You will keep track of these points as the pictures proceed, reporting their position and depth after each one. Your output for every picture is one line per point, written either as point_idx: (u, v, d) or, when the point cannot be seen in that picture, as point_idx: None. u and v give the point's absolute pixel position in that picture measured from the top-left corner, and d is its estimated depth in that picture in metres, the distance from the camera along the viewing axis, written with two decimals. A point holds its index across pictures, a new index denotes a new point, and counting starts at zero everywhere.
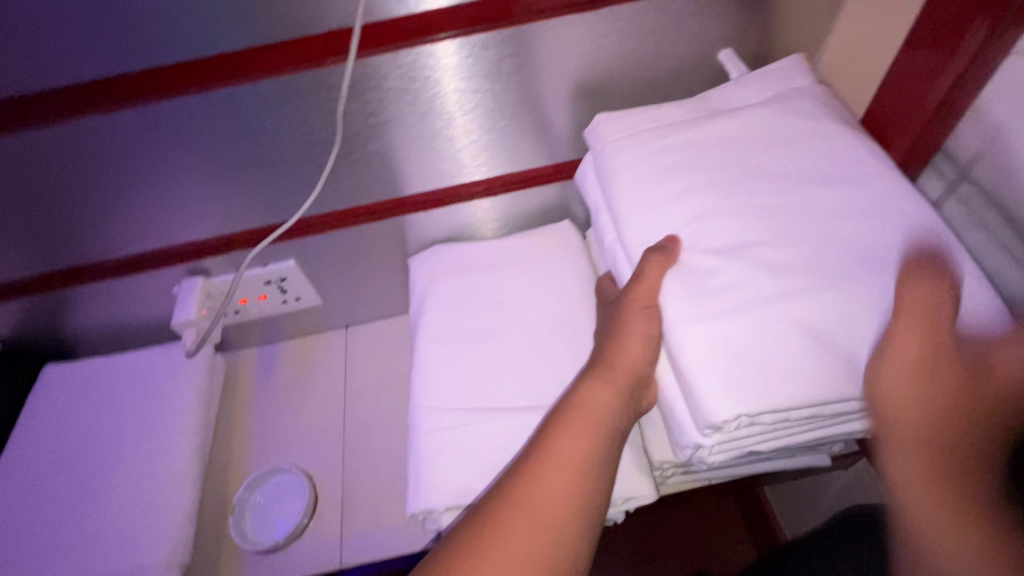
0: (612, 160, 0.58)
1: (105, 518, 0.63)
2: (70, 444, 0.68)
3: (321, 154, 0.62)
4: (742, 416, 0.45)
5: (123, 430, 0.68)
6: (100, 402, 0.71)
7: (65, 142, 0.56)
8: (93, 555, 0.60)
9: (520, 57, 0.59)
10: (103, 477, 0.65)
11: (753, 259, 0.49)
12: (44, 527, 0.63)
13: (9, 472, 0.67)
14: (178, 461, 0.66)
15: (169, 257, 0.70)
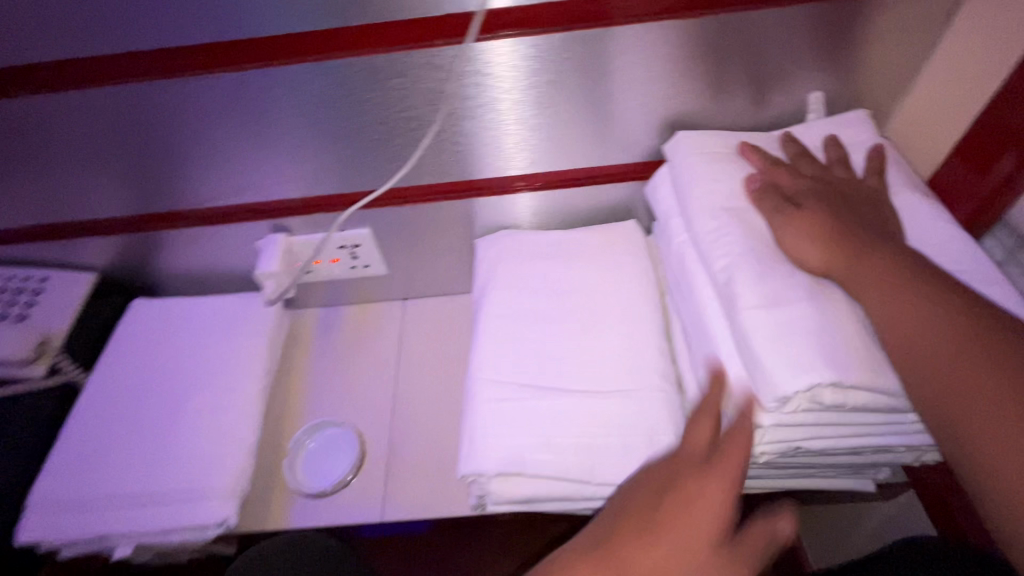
0: (693, 162, 0.59)
1: (177, 441, 0.67)
2: (152, 370, 0.74)
3: (414, 129, 0.66)
4: (809, 388, 0.45)
5: (200, 366, 0.74)
6: (180, 337, 0.77)
7: (192, 92, 0.61)
8: (165, 474, 0.65)
9: (618, 55, 0.61)
10: (178, 405, 0.70)
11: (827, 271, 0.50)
12: (122, 441, 0.68)
13: (94, 389, 0.72)
14: (247, 400, 0.71)
15: (259, 212, 0.75)
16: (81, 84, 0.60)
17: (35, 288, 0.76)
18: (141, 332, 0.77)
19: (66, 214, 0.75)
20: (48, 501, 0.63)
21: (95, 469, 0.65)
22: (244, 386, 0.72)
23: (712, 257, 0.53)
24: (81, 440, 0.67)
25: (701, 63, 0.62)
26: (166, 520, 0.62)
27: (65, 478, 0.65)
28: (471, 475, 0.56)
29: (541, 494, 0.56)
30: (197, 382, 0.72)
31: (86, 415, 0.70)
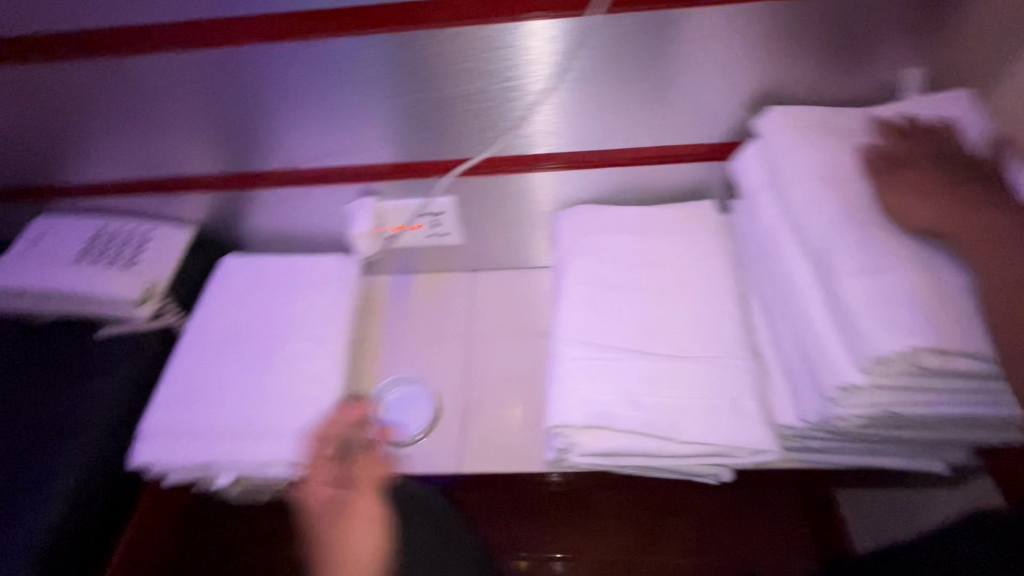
0: (783, 142, 0.61)
1: (272, 383, 0.72)
2: (245, 320, 0.78)
3: (515, 100, 0.70)
4: (909, 350, 0.47)
5: (290, 317, 0.77)
6: (270, 291, 0.80)
7: (314, 55, 0.66)
8: (266, 410, 0.70)
9: (716, 35, 0.64)
10: (272, 351, 0.75)
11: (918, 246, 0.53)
12: (220, 381, 0.72)
13: (194, 336, 0.76)
14: (334, 349, 0.75)
15: (352, 175, 0.79)
16: (214, 45, 0.65)
17: (142, 238, 0.81)
18: (232, 284, 0.81)
19: (176, 170, 0.81)
20: (161, 428, 0.69)
21: (202, 403, 0.70)
22: (333, 337, 0.76)
23: (806, 227, 0.56)
24: (186, 377, 0.73)
25: (794, 44, 0.64)
26: (266, 452, 0.67)
27: (175, 409, 0.70)
28: (560, 426, 0.59)
29: (627, 450, 0.59)
30: (288, 332, 0.76)
31: (190, 355, 0.75)
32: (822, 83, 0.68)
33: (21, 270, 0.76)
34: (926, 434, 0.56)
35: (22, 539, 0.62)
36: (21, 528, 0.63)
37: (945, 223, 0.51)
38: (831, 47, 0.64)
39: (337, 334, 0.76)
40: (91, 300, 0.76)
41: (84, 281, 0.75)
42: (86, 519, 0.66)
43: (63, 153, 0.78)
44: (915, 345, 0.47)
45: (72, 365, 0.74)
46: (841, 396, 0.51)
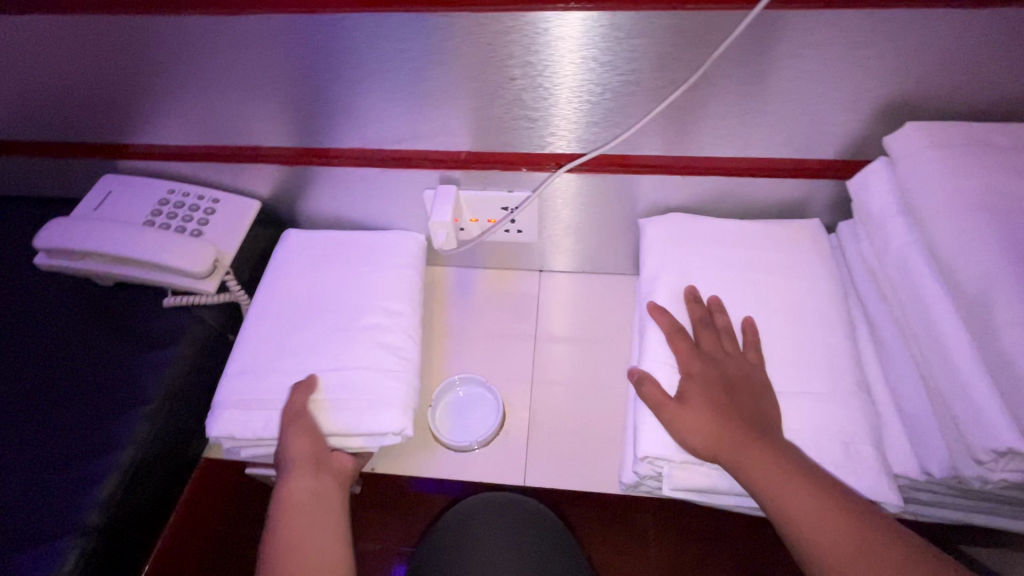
0: (929, 165, 0.54)
1: (347, 352, 0.68)
2: (311, 295, 0.74)
3: (626, 96, 0.64)
4: None
5: (359, 288, 0.74)
6: (337, 265, 0.76)
7: (410, 29, 0.60)
8: (343, 379, 0.66)
9: (865, 42, 0.56)
10: (342, 321, 0.71)
11: None
12: (295, 351, 0.69)
13: (261, 308, 0.73)
14: (407, 325, 0.72)
15: (432, 162, 0.75)
16: (299, 10, 0.59)
17: (207, 208, 0.78)
18: (299, 259, 0.77)
19: (242, 138, 0.76)
20: (239, 403, 0.66)
21: (275, 375, 0.67)
22: (408, 316, 0.73)
23: (957, 267, 0.48)
24: (256, 352, 0.69)
25: (952, 55, 0.56)
26: (346, 423, 0.63)
27: (248, 381, 0.67)
28: (656, 459, 0.56)
29: (723, 488, 0.55)
30: (358, 304, 0.72)
31: (259, 326, 0.71)
32: (973, 95, 0.60)
33: (82, 230, 0.71)
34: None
35: (78, 512, 0.59)
36: (76, 500, 0.59)
37: (688, 375, 0.58)
38: (997, 56, 0.56)
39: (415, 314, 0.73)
40: (153, 269, 0.71)
41: (147, 248, 0.70)
42: (136, 497, 0.63)
43: (127, 114, 0.74)
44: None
45: (130, 336, 0.70)
46: (992, 461, 0.44)
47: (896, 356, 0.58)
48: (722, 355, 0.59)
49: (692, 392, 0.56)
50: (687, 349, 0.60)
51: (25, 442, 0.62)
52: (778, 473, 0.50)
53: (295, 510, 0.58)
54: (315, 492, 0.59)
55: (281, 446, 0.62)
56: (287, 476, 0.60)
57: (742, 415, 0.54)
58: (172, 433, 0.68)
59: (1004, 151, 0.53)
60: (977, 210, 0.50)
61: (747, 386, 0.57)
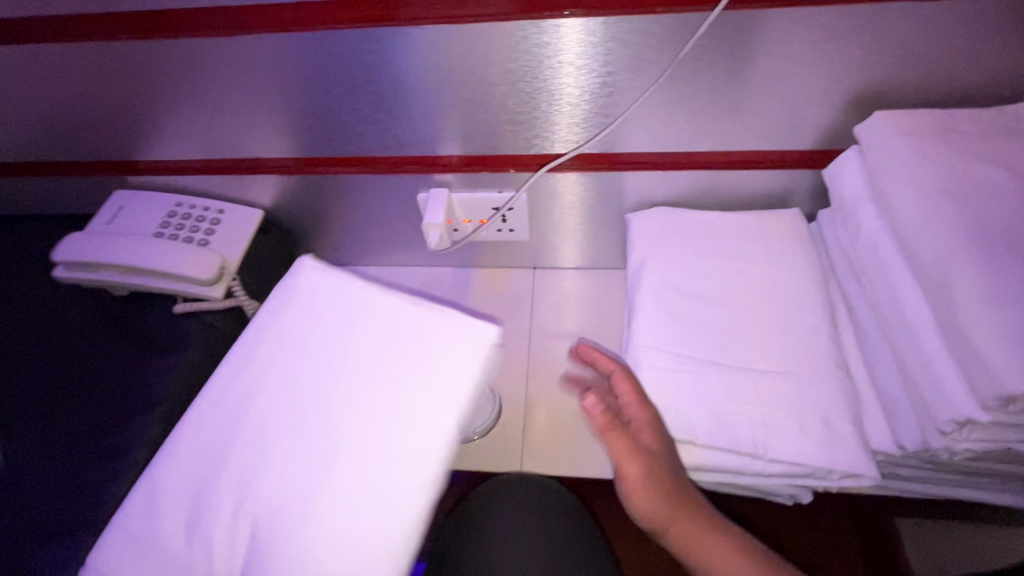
0: (893, 153, 0.56)
1: (294, 526, 0.42)
2: (304, 386, 0.50)
3: (605, 97, 0.67)
4: None
5: (366, 393, 0.48)
6: (359, 346, 0.52)
7: (394, 42, 0.63)
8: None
9: (830, 37, 0.59)
10: (325, 455, 0.45)
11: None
12: (232, 491, 0.45)
13: (235, 387, 0.52)
14: (410, 482, 0.43)
15: (425, 167, 0.78)
16: (289, 28, 0.63)
17: (212, 218, 0.82)
18: (298, 312, 0.55)
19: (243, 150, 0.80)
20: (150, 519, 0.46)
21: (201, 511, 0.45)
22: (419, 436, 0.45)
23: (920, 248, 0.50)
24: (222, 420, 0.50)
25: (914, 44, 0.58)
26: None
27: (183, 497, 0.47)
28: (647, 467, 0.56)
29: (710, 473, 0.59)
30: (359, 415, 0.47)
31: (243, 386, 0.51)
32: (940, 83, 0.62)
33: (96, 244, 0.75)
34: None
35: (98, 508, 0.62)
36: (97, 496, 0.63)
37: (633, 466, 0.54)
38: (959, 45, 0.58)
39: (422, 444, 0.45)
40: (163, 279, 0.75)
41: (157, 259, 0.74)
42: None
43: (135, 133, 0.78)
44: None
45: (145, 342, 0.74)
46: (954, 431, 0.46)
47: (872, 338, 0.60)
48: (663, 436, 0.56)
49: (639, 487, 0.53)
50: (621, 439, 0.55)
51: (48, 443, 0.66)
52: (727, 555, 0.52)
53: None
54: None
55: None
56: None
57: (687, 494, 0.54)
58: None
59: (968, 136, 0.55)
60: (942, 193, 0.51)
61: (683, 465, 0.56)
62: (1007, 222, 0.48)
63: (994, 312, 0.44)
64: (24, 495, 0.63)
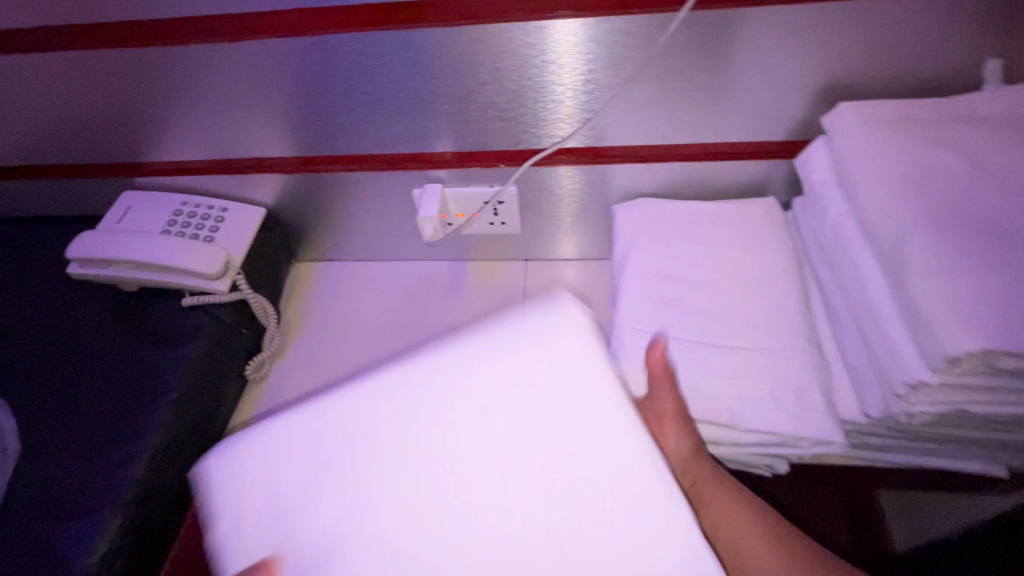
0: (854, 141, 0.60)
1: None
2: (411, 427, 0.43)
3: (587, 93, 0.71)
4: (985, 353, 0.44)
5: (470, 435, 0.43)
6: (477, 385, 0.44)
7: (387, 45, 0.67)
8: None
9: (794, 35, 0.63)
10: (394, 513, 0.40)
11: (1000, 236, 0.49)
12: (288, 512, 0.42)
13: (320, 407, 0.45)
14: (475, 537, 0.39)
15: (420, 164, 0.82)
16: (289, 33, 0.67)
17: (217, 216, 0.86)
18: (519, 352, 0.45)
19: (247, 150, 0.84)
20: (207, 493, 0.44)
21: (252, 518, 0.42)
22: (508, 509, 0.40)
23: (879, 228, 0.54)
24: (311, 438, 0.44)
25: (874, 38, 0.62)
26: None
27: (235, 492, 0.43)
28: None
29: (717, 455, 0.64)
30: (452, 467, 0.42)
31: (343, 413, 0.45)
32: (902, 75, 0.65)
33: (108, 242, 0.79)
34: (992, 437, 0.55)
35: (114, 488, 0.66)
36: (113, 478, 0.67)
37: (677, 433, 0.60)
38: (913, 40, 0.62)
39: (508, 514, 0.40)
40: (173, 274, 0.79)
41: (167, 254, 0.78)
42: (166, 474, 0.71)
43: (144, 135, 0.82)
44: (994, 346, 0.44)
45: (156, 334, 0.78)
46: (909, 395, 0.49)
47: (841, 315, 0.63)
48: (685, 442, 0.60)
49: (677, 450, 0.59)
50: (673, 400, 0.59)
51: (67, 429, 0.70)
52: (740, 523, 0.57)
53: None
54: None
55: None
56: None
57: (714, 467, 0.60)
58: (194, 419, 0.75)
59: (923, 123, 0.59)
60: (898, 176, 0.55)
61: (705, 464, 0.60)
62: (957, 202, 0.52)
63: (942, 283, 0.47)
64: (45, 476, 0.67)
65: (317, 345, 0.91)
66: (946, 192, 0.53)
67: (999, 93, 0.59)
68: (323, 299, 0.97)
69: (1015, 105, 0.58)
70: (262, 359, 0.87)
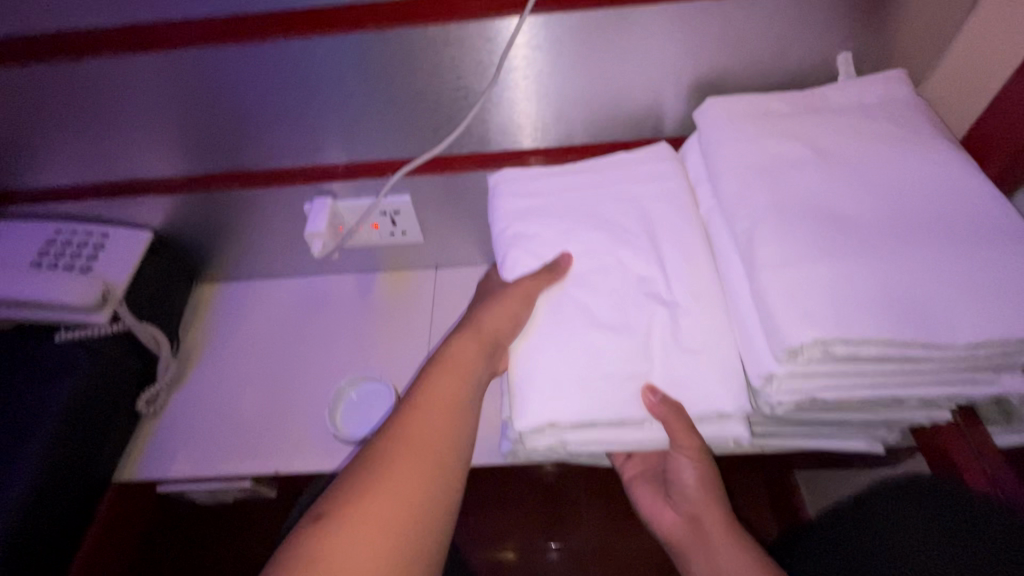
0: (715, 137, 0.61)
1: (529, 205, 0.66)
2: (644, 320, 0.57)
3: (463, 99, 0.69)
4: (818, 342, 0.47)
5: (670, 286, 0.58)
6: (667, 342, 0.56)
7: (246, 58, 0.64)
8: (534, 192, 0.67)
9: (657, 34, 0.63)
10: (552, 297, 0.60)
11: (840, 224, 0.51)
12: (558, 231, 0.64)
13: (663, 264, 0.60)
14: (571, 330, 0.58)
15: (307, 177, 0.79)
16: (139, 49, 0.64)
17: (96, 243, 0.81)
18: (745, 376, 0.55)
19: (125, 170, 0.80)
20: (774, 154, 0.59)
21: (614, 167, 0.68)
22: (612, 341, 0.57)
23: (736, 222, 0.55)
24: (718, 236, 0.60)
25: (732, 35, 0.63)
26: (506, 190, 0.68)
27: (624, 172, 0.67)
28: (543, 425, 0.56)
29: (557, 437, 0.58)
30: (604, 325, 0.58)
31: (676, 272, 0.59)
32: (765, 70, 0.67)
33: None
34: (861, 419, 0.58)
35: None
36: None
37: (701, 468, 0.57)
38: (770, 36, 0.63)
39: (613, 338, 0.57)
40: (46, 308, 0.75)
41: (39, 288, 0.74)
42: (46, 516, 0.68)
43: (7, 160, 0.77)
44: (823, 335, 0.46)
45: (29, 373, 0.74)
46: (767, 385, 0.52)
47: None
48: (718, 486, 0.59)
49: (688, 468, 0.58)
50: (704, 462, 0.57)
51: None
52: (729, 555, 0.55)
53: (415, 383, 0.58)
54: (457, 373, 0.58)
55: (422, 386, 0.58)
56: (426, 378, 0.58)
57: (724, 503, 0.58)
58: (75, 462, 0.71)
59: (779, 117, 0.60)
60: (754, 169, 0.56)
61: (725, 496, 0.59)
62: (805, 195, 0.54)
63: (786, 274, 0.49)
64: None
65: (218, 371, 0.87)
66: (794, 185, 0.55)
67: (849, 85, 0.61)
68: (225, 321, 0.93)
69: (863, 97, 0.60)
70: (155, 391, 0.82)
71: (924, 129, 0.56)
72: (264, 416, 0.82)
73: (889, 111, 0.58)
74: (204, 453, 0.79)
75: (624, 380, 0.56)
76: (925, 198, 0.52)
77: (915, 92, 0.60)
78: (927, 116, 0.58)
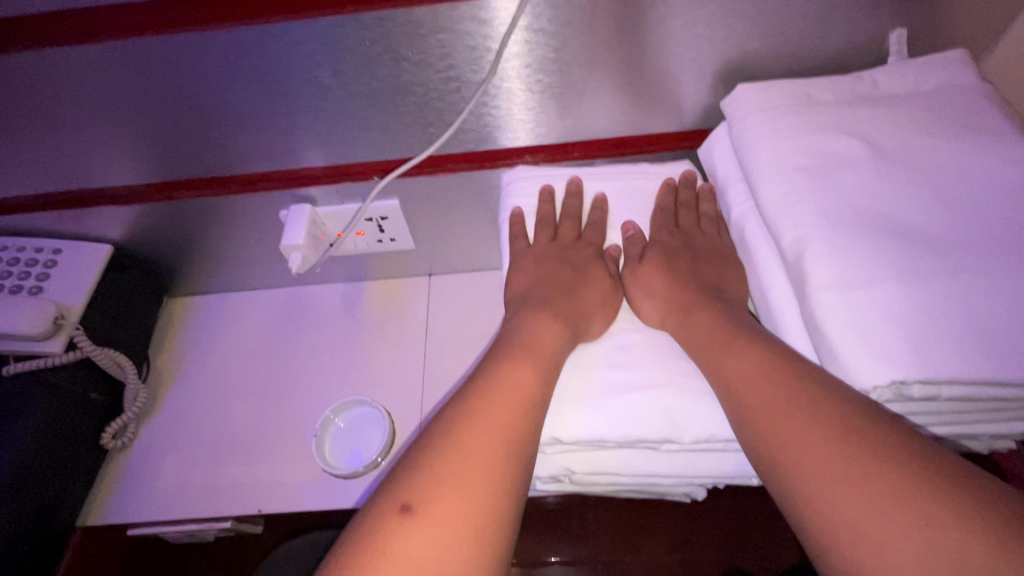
0: (749, 132, 0.52)
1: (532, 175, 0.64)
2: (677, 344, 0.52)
3: (457, 91, 0.61)
4: (894, 385, 0.40)
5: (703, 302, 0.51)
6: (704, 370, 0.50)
7: (203, 49, 0.55)
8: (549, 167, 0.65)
9: (682, 13, 0.55)
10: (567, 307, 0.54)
11: (904, 237, 0.44)
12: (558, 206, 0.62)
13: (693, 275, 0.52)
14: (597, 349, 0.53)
15: (282, 182, 0.70)
16: (69, 41, 0.54)
17: (47, 261, 0.72)
18: None
19: (73, 177, 0.70)
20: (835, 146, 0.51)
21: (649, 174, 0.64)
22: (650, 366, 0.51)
23: (781, 233, 0.47)
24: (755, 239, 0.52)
25: (768, 13, 0.55)
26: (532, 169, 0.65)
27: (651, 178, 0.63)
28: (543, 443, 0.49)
29: (565, 468, 0.51)
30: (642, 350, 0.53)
31: None
32: (803, 53, 0.58)
33: None
34: None
35: None
36: None
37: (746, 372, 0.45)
38: (811, 15, 0.55)
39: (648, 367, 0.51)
40: None
41: None
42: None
43: None
44: (902, 377, 0.40)
45: None
46: None
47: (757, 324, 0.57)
48: (807, 429, 0.40)
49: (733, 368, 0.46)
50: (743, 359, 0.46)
51: None
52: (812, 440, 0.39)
53: (480, 368, 0.49)
54: (534, 361, 0.49)
55: (497, 370, 0.48)
56: (503, 363, 0.48)
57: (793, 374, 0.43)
58: (32, 508, 0.63)
59: (825, 107, 0.52)
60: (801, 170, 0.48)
61: (811, 414, 0.40)
62: (861, 200, 0.47)
63: (845, 301, 0.42)
64: None
65: (196, 396, 0.80)
66: (848, 187, 0.47)
67: (902, 70, 0.54)
68: (200, 338, 0.85)
69: (919, 84, 0.53)
70: (122, 423, 0.75)
71: (995, 121, 0.49)
72: (246, 446, 0.75)
73: (952, 100, 0.51)
74: (180, 491, 0.72)
75: (650, 410, 0.49)
76: (1000, 203, 0.45)
77: (979, 77, 0.52)
78: (996, 105, 0.50)
